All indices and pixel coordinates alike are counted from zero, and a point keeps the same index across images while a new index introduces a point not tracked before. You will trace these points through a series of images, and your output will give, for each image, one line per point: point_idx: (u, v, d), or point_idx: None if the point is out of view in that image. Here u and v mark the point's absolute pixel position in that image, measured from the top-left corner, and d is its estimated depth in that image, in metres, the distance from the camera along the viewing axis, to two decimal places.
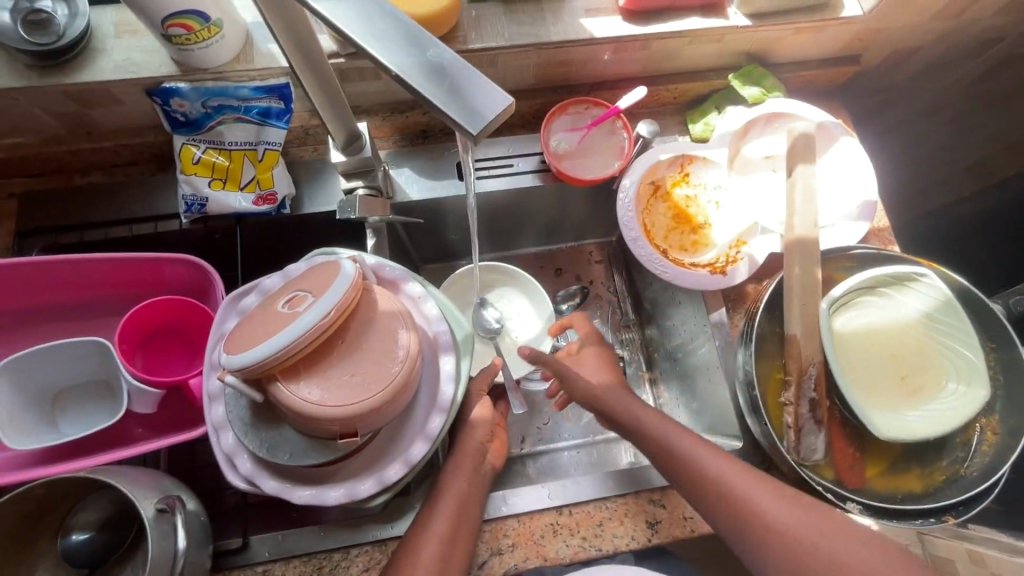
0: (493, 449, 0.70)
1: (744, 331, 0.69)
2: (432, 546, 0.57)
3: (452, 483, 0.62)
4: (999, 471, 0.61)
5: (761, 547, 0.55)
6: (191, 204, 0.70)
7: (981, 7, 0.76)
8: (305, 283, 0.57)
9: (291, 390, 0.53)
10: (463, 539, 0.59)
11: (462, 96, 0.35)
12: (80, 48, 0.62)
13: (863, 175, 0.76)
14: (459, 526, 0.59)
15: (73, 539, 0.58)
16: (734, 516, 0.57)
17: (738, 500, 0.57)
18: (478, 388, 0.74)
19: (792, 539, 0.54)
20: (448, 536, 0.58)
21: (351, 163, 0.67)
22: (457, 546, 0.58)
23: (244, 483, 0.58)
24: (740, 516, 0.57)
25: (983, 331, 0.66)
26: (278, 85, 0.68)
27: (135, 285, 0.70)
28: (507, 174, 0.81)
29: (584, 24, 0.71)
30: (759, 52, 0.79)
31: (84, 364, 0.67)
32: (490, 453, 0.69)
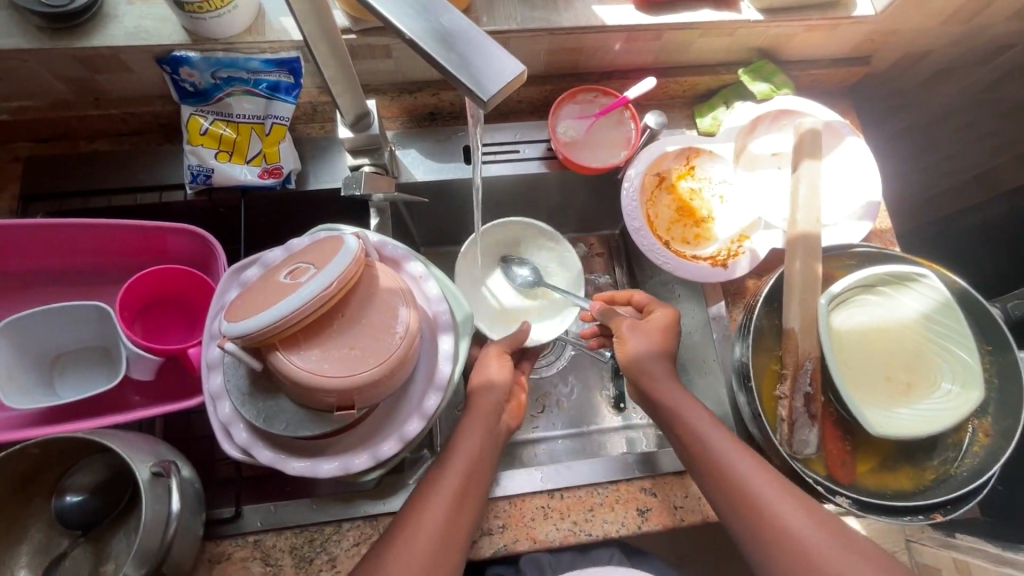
0: (510, 410, 0.70)
1: (743, 325, 0.70)
2: (440, 504, 0.56)
3: (463, 443, 0.61)
4: (989, 470, 0.62)
5: (753, 537, 0.55)
6: (196, 174, 0.70)
7: (994, 12, 0.76)
8: (308, 257, 0.57)
9: (290, 359, 0.53)
10: (469, 505, 0.58)
11: (474, 64, 0.35)
12: (92, 13, 0.62)
13: (868, 175, 0.76)
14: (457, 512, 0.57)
15: (67, 500, 0.58)
16: (735, 511, 0.56)
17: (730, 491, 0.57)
18: (499, 350, 0.73)
19: (794, 546, 0.52)
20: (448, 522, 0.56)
21: (358, 140, 0.67)
22: (467, 507, 0.58)
23: (239, 453, 0.59)
24: (739, 512, 0.56)
25: (980, 334, 0.66)
26: (288, 59, 0.67)
27: (139, 253, 0.71)
28: (514, 160, 0.82)
29: (596, 11, 0.71)
30: (770, 49, 0.79)
31: (84, 328, 0.67)
32: (505, 414, 0.69)
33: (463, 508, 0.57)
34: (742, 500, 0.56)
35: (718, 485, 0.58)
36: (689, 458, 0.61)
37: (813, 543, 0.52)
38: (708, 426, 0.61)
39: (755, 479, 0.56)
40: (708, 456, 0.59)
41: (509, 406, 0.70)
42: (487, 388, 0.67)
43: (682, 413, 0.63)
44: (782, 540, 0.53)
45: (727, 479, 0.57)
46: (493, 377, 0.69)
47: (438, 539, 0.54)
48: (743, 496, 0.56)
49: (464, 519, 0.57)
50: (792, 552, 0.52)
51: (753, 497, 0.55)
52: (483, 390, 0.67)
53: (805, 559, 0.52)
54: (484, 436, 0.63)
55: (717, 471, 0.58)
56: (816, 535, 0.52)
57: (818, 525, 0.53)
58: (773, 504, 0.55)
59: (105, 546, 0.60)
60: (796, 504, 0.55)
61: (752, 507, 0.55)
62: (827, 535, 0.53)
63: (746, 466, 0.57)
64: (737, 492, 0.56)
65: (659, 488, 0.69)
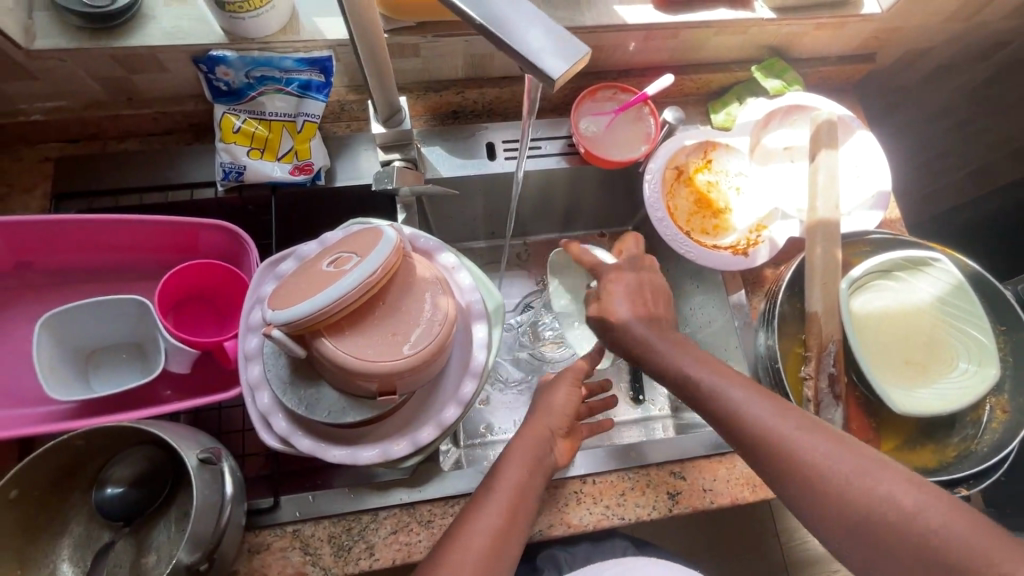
0: (563, 445, 0.66)
1: (766, 312, 0.71)
2: (481, 527, 0.55)
3: (506, 471, 0.59)
4: (1009, 445, 0.64)
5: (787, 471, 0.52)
6: (228, 171, 0.71)
7: (993, 10, 0.80)
8: (348, 246, 0.59)
9: (335, 345, 0.55)
10: (516, 529, 0.57)
11: (544, 46, 0.36)
12: (131, 14, 0.64)
13: (878, 167, 0.79)
14: (514, 521, 0.57)
15: (108, 492, 0.59)
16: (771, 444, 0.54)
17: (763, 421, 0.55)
18: (575, 375, 0.70)
19: (828, 482, 0.50)
20: (502, 526, 0.56)
21: (389, 135, 0.70)
22: (513, 530, 0.57)
23: (279, 442, 0.60)
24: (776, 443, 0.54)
25: (993, 315, 0.69)
26: (321, 58, 0.69)
27: (173, 249, 0.72)
28: (535, 156, 0.84)
29: (616, 10, 0.73)
30: (781, 47, 0.83)
31: (120, 323, 0.68)
32: (557, 447, 0.65)
33: (511, 529, 0.56)
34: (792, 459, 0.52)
35: (746, 438, 0.55)
36: (724, 426, 0.58)
37: (845, 474, 0.50)
38: (738, 392, 0.58)
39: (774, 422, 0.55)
40: (739, 422, 0.56)
41: (563, 442, 0.66)
42: (547, 413, 0.66)
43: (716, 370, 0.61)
44: (818, 479, 0.51)
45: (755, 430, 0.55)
46: (554, 403, 0.67)
47: (483, 554, 0.54)
48: (770, 438, 0.54)
49: (512, 533, 0.56)
50: (856, 499, 0.49)
51: (778, 438, 0.54)
52: (542, 413, 0.66)
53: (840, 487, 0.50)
54: (530, 457, 0.61)
55: (741, 424, 0.56)
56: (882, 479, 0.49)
57: (854, 459, 0.51)
58: (825, 454, 0.51)
59: (145, 538, 0.61)
60: (848, 450, 0.51)
61: (797, 464, 0.52)
62: (863, 464, 0.50)
63: (795, 427, 0.54)
64: (778, 445, 0.53)
65: (688, 471, 0.70)
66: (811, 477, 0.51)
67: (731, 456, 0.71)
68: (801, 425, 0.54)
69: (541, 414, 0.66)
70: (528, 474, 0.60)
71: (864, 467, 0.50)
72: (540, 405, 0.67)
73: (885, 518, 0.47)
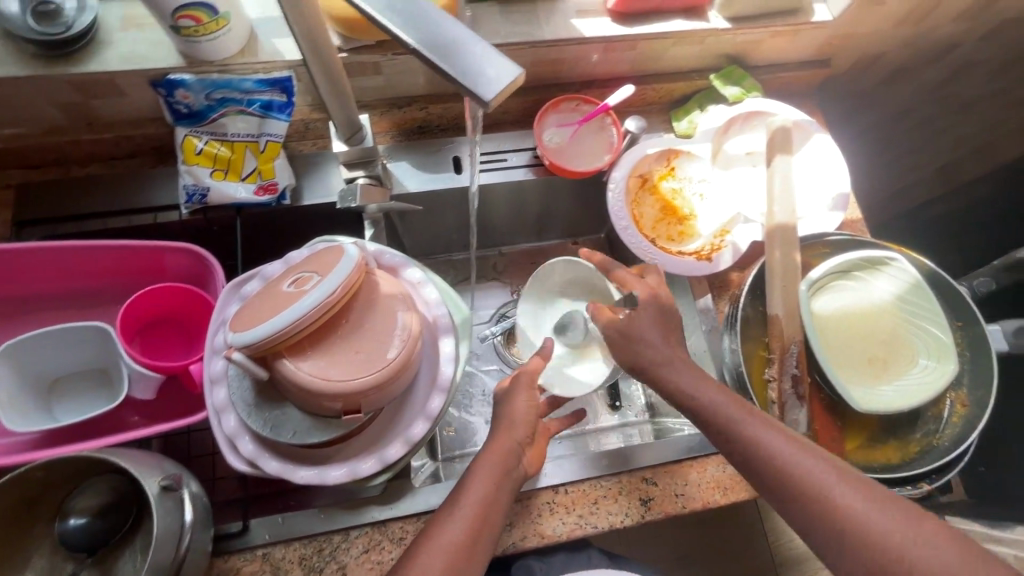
0: (529, 455, 0.65)
1: (730, 316, 0.72)
2: (445, 543, 0.55)
3: (470, 480, 0.59)
4: (968, 439, 0.65)
5: (751, 467, 0.56)
6: (192, 194, 0.71)
7: (940, 14, 0.82)
8: (310, 266, 0.59)
9: (296, 365, 0.55)
10: (484, 540, 0.57)
11: (477, 68, 0.37)
12: (87, 40, 0.64)
13: (836, 170, 0.81)
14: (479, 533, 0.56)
15: (71, 523, 0.58)
16: (742, 443, 0.57)
17: (737, 419, 0.58)
18: (529, 377, 0.69)
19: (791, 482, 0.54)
20: (472, 535, 0.56)
21: (352, 153, 0.69)
22: (483, 539, 0.57)
23: (246, 465, 0.59)
24: (747, 443, 0.57)
25: (950, 311, 0.70)
26: (281, 78, 0.69)
27: (139, 273, 0.72)
28: (502, 168, 0.85)
29: (574, 24, 0.75)
30: (739, 55, 0.84)
31: (84, 350, 0.67)
32: (524, 457, 0.64)
33: (477, 539, 0.56)
34: (758, 461, 0.56)
35: (720, 434, 0.59)
36: (704, 426, 0.60)
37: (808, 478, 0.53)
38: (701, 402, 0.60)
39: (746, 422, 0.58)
40: (717, 419, 0.59)
41: (530, 451, 0.65)
42: (510, 427, 0.64)
43: (689, 373, 0.62)
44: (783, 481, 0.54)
45: (728, 428, 0.58)
46: (517, 411, 0.65)
47: (445, 566, 0.53)
48: (740, 440, 0.57)
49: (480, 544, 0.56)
50: (815, 501, 0.52)
51: (749, 440, 0.57)
52: (506, 428, 0.64)
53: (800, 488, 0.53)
54: (494, 464, 0.61)
55: (714, 419, 0.59)
56: (840, 489, 0.52)
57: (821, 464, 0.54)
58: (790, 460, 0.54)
59: (111, 568, 0.60)
60: (815, 463, 0.54)
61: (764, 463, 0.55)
62: (827, 470, 0.53)
63: (766, 432, 0.57)
64: (746, 444, 0.57)
65: (659, 477, 0.71)
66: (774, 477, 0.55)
67: (702, 460, 0.72)
68: (775, 432, 0.57)
69: (505, 424, 0.64)
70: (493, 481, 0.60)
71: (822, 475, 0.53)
72: (501, 416, 0.66)
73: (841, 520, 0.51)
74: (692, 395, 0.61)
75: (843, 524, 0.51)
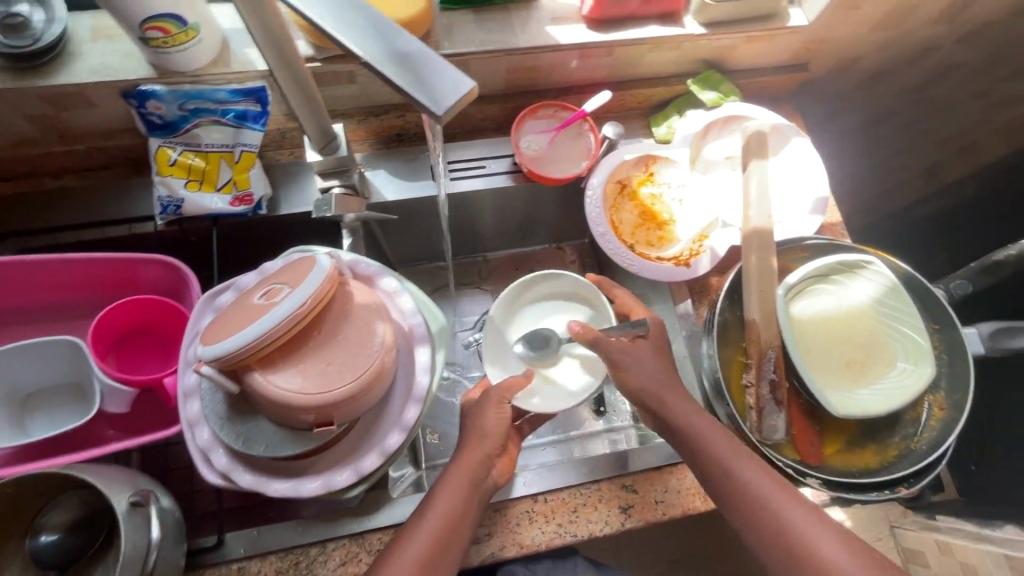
0: (501, 464, 0.65)
1: (708, 320, 0.72)
2: (416, 555, 0.54)
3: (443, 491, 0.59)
4: (946, 442, 0.65)
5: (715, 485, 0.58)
6: (166, 206, 0.71)
7: (916, 18, 0.82)
8: (282, 277, 0.59)
9: (267, 378, 0.54)
10: (451, 549, 0.56)
11: (426, 81, 0.37)
12: (57, 52, 0.64)
13: (814, 173, 0.81)
14: (442, 551, 0.56)
15: (42, 540, 0.57)
16: (709, 458, 0.59)
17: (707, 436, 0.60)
18: (499, 395, 0.68)
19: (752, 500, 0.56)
20: (433, 547, 0.55)
21: (327, 162, 0.69)
22: (450, 549, 0.56)
23: (219, 478, 0.59)
24: (714, 459, 0.59)
25: (928, 314, 0.70)
26: (254, 88, 0.69)
27: (113, 285, 0.71)
28: (481, 175, 0.84)
29: (549, 31, 0.75)
30: (716, 59, 0.84)
31: (56, 365, 0.67)
32: (495, 467, 0.64)
33: (447, 550, 0.56)
34: (722, 478, 0.58)
35: (691, 448, 0.61)
36: (680, 438, 0.62)
37: (769, 499, 0.55)
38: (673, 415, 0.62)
39: (715, 439, 0.60)
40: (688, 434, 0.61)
41: (501, 460, 0.65)
42: (480, 439, 0.64)
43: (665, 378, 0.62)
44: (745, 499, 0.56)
45: (698, 442, 0.60)
46: (487, 426, 0.65)
47: None
48: (708, 456, 0.59)
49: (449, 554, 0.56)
50: (771, 525, 0.54)
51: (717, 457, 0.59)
52: (477, 439, 0.64)
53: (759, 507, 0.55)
54: (472, 469, 0.61)
55: (685, 436, 0.61)
56: (802, 518, 0.54)
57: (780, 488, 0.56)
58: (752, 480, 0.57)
59: None
60: (782, 490, 0.56)
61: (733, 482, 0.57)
62: (784, 494, 0.56)
63: (737, 453, 0.59)
64: (714, 460, 0.59)
65: (639, 484, 0.71)
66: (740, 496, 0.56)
67: (682, 466, 0.72)
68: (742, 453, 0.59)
69: (474, 439, 0.64)
70: (467, 491, 0.59)
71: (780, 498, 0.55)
72: (470, 431, 0.65)
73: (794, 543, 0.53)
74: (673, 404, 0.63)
75: (800, 549, 0.52)
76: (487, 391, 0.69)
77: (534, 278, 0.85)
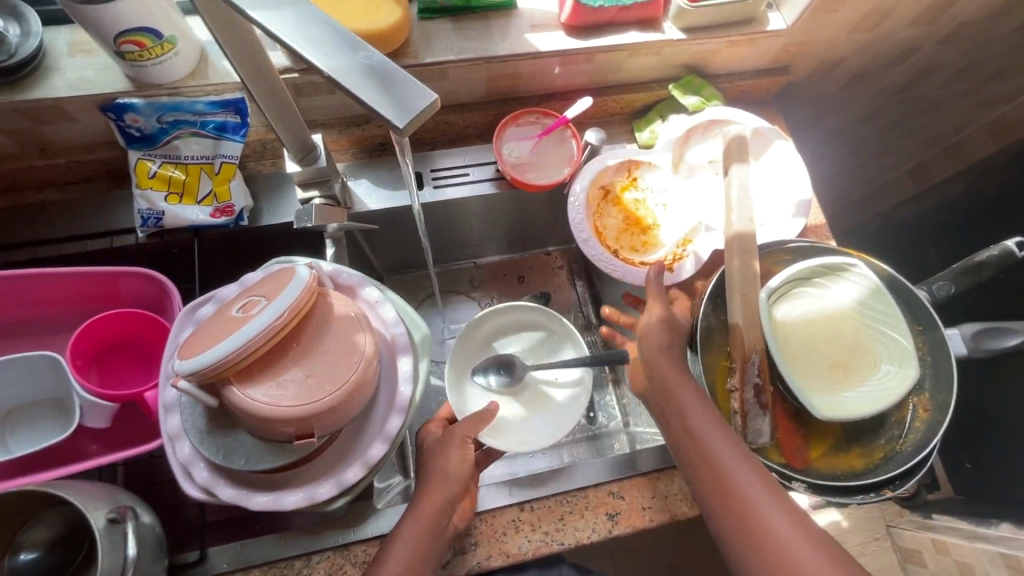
0: (461, 508, 0.64)
1: (692, 324, 0.72)
2: None
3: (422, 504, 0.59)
4: (930, 444, 0.65)
5: (702, 471, 0.57)
6: (147, 218, 0.70)
7: (895, 20, 0.82)
8: (261, 289, 0.58)
9: (245, 392, 0.53)
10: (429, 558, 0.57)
11: (393, 98, 0.37)
12: (33, 67, 0.64)
13: (796, 176, 0.81)
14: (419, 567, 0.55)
15: (22, 558, 0.56)
16: (700, 445, 0.58)
17: (702, 421, 0.59)
18: (462, 434, 0.66)
19: (735, 493, 0.54)
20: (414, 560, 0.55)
21: (306, 173, 0.69)
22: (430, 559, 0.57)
23: (200, 493, 0.58)
24: (706, 445, 0.57)
25: (910, 316, 0.71)
26: (233, 100, 0.69)
27: (93, 300, 0.71)
28: (465, 183, 0.85)
29: (528, 39, 0.75)
30: (697, 64, 0.85)
31: (37, 381, 0.67)
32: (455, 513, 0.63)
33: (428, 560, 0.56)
34: (708, 467, 0.56)
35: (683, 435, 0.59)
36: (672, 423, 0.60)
37: (751, 495, 0.54)
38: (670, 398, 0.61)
39: (708, 429, 0.58)
40: (683, 417, 0.59)
41: (462, 503, 0.64)
42: (441, 482, 0.62)
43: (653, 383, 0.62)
44: (728, 492, 0.54)
45: (691, 429, 0.59)
46: (448, 469, 0.63)
47: None
48: (697, 441, 0.58)
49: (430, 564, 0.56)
50: (748, 522, 0.53)
51: (707, 443, 0.57)
52: (436, 483, 0.62)
53: (740, 501, 0.54)
54: (447, 490, 0.61)
55: (678, 415, 0.60)
56: (800, 544, 0.50)
57: (764, 484, 0.54)
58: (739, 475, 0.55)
59: None
60: (766, 487, 0.54)
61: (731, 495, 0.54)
62: (767, 493, 0.54)
63: (728, 447, 0.57)
64: (703, 447, 0.57)
65: (626, 491, 0.70)
66: (737, 512, 0.53)
67: (669, 471, 0.72)
68: (732, 446, 0.57)
69: (435, 486, 0.61)
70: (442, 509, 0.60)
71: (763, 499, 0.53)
72: (430, 476, 0.63)
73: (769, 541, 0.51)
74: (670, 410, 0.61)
75: (773, 551, 0.51)
76: (448, 431, 0.67)
77: (506, 308, 0.86)
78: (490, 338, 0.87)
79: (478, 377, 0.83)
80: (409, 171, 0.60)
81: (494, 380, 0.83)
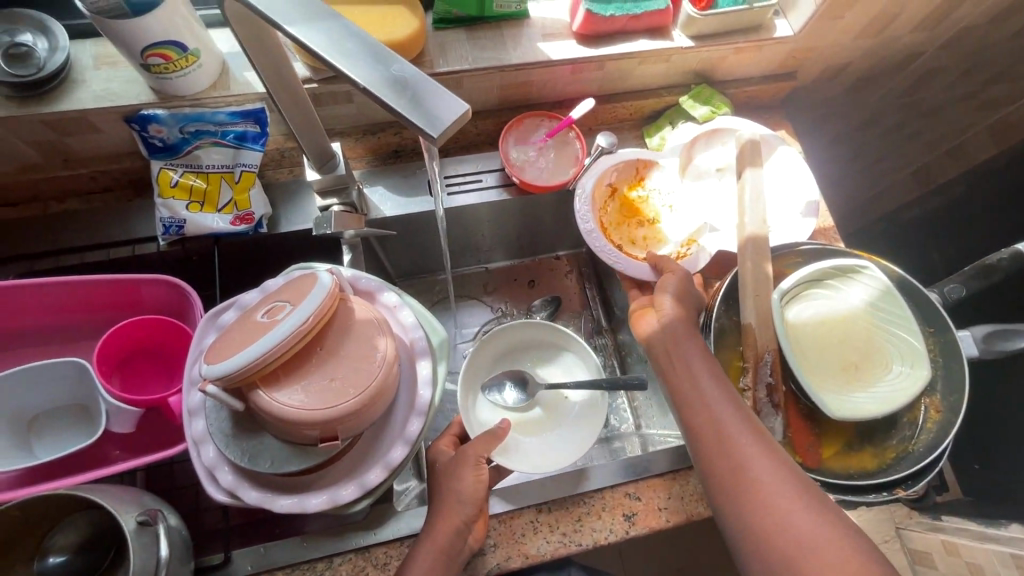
0: (476, 528, 0.64)
1: (705, 324, 0.73)
2: None
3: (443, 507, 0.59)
4: (942, 444, 0.66)
5: (721, 463, 0.55)
6: (168, 226, 0.71)
7: (899, 25, 0.84)
8: (283, 294, 0.59)
9: (271, 396, 0.54)
10: None
11: (424, 107, 0.38)
12: (60, 79, 0.65)
13: (804, 180, 0.82)
14: None
15: (51, 562, 0.57)
16: (720, 436, 0.56)
17: (719, 412, 0.58)
18: (476, 455, 0.66)
19: (755, 484, 0.53)
20: None
21: (326, 181, 0.70)
22: None
23: (225, 496, 0.59)
24: (727, 437, 0.56)
25: (921, 317, 0.72)
26: (254, 109, 0.71)
27: (116, 307, 0.72)
28: (477, 189, 0.86)
29: (540, 48, 0.76)
30: (705, 72, 0.86)
31: (63, 387, 0.68)
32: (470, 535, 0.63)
33: None
34: (727, 458, 0.55)
35: (700, 426, 0.58)
36: (689, 414, 0.59)
37: (771, 485, 0.52)
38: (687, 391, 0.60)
39: (729, 422, 0.57)
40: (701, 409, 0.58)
41: (477, 523, 0.65)
42: (455, 502, 0.63)
43: (671, 380, 0.62)
44: (747, 483, 0.53)
45: (708, 419, 0.58)
46: (460, 491, 0.63)
47: None
48: (717, 431, 0.57)
49: None
50: (767, 514, 0.51)
51: (726, 434, 0.56)
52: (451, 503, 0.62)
53: (759, 491, 0.52)
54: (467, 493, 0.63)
55: (694, 407, 0.59)
56: (823, 535, 0.49)
57: (785, 475, 0.53)
58: (759, 466, 0.54)
59: None
60: (789, 477, 0.53)
61: (759, 494, 0.52)
62: (787, 483, 0.52)
63: (748, 439, 0.55)
64: (722, 438, 0.56)
65: (642, 492, 0.71)
66: (761, 508, 0.52)
67: (684, 472, 0.72)
68: (751, 437, 0.56)
69: (450, 504, 0.62)
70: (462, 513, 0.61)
71: (784, 488, 0.52)
72: (445, 494, 0.64)
73: (790, 533, 0.50)
74: (687, 402, 0.60)
75: (793, 542, 0.50)
76: (462, 452, 0.67)
77: (524, 326, 0.87)
78: (502, 352, 0.88)
79: (490, 391, 0.85)
80: (433, 177, 0.62)
81: (506, 396, 0.85)
